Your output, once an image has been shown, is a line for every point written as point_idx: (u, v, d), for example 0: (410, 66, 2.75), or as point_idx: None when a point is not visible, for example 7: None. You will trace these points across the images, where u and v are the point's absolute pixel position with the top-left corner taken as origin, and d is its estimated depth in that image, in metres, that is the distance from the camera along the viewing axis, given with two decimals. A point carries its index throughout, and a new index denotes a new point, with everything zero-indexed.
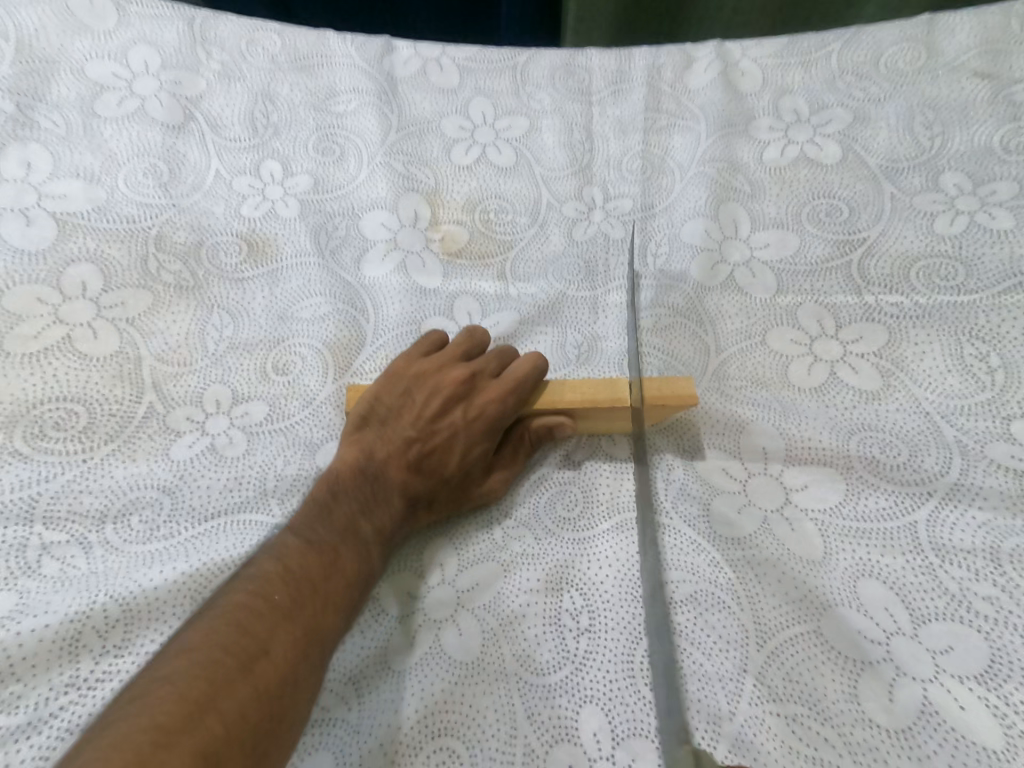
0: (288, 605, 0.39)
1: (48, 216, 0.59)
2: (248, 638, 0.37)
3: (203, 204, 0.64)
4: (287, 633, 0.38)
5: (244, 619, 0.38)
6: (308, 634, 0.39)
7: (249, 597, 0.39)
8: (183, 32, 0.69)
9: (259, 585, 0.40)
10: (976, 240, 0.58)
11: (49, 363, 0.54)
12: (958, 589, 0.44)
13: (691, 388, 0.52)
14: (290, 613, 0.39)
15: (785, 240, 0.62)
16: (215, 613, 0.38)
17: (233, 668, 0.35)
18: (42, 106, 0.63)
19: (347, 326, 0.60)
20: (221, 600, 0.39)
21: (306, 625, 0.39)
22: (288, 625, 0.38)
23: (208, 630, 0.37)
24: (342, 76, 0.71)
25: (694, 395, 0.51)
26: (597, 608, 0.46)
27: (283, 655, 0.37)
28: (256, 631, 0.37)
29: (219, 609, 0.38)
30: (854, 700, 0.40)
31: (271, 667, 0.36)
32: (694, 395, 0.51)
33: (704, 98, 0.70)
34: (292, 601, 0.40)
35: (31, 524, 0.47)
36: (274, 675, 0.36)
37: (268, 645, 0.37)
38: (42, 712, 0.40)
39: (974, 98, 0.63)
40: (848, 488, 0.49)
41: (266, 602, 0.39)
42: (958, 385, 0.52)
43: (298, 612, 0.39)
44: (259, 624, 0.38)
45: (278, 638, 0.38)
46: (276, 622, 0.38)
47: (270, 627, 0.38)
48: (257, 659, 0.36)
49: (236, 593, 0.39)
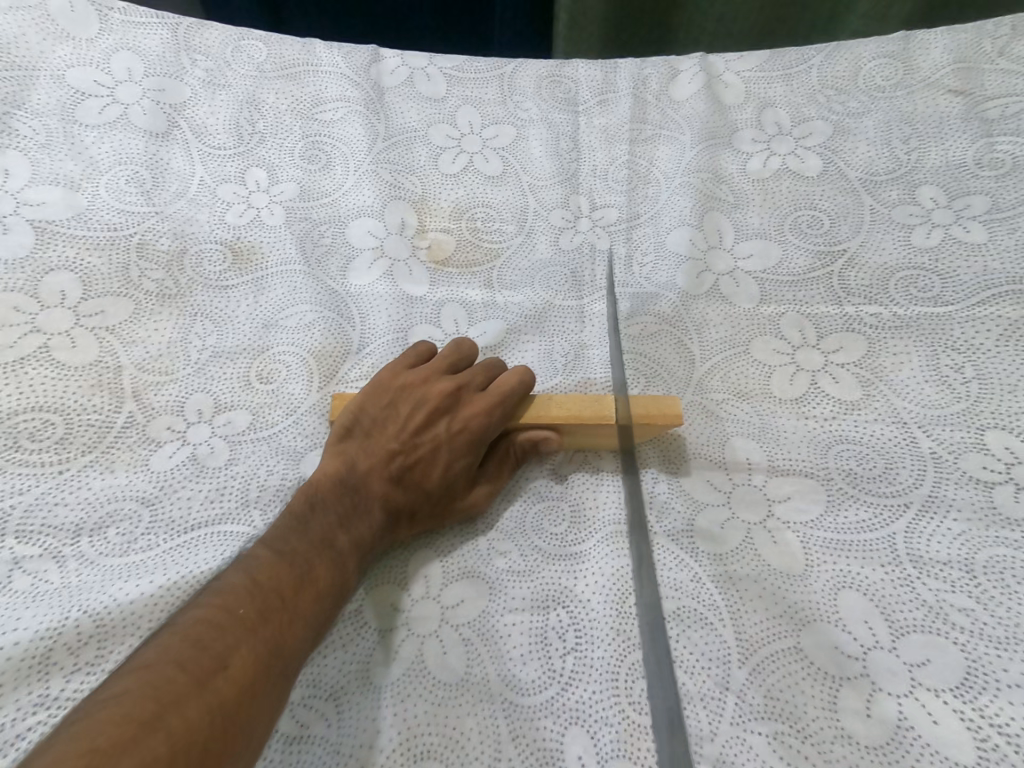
0: (252, 620, 0.39)
1: (26, 224, 0.59)
2: (205, 654, 0.36)
3: (187, 212, 0.63)
4: (248, 648, 0.37)
5: (204, 634, 0.37)
6: (270, 650, 0.38)
7: (211, 612, 0.38)
8: (168, 39, 0.69)
9: (223, 600, 0.39)
10: (951, 253, 0.59)
11: (25, 372, 0.53)
12: (935, 601, 0.44)
13: (677, 406, 0.52)
14: (253, 628, 0.38)
15: (768, 251, 0.63)
16: (174, 629, 0.37)
17: (187, 685, 0.34)
18: (22, 113, 0.63)
19: (332, 334, 0.60)
20: (182, 616, 0.39)
21: (269, 641, 0.38)
22: (250, 640, 0.38)
23: (165, 646, 0.36)
24: (329, 85, 0.71)
25: (677, 413, 0.51)
26: (583, 626, 0.46)
27: (242, 671, 0.36)
28: (217, 646, 0.37)
29: (180, 625, 0.38)
30: (834, 716, 0.41)
31: (228, 683, 0.35)
32: (678, 412, 0.52)
33: (689, 110, 0.71)
34: (256, 615, 0.39)
35: (4, 538, 0.46)
36: (231, 691, 0.35)
37: (226, 661, 0.36)
38: (10, 733, 0.39)
39: (950, 114, 0.65)
40: (830, 499, 0.50)
41: (229, 617, 0.38)
42: (936, 396, 0.53)
43: (262, 627, 0.39)
44: (218, 639, 0.37)
45: (238, 653, 0.37)
46: (238, 637, 0.38)
47: (231, 642, 0.37)
48: (213, 675, 0.35)
49: (199, 609, 0.39)
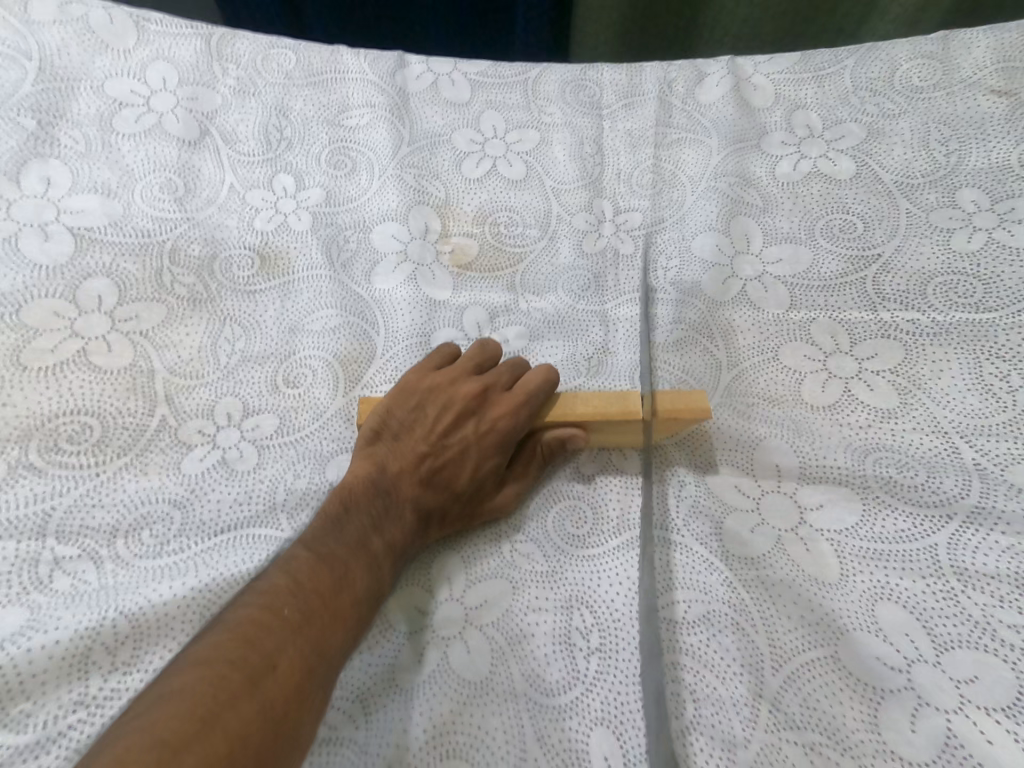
0: (297, 620, 0.39)
1: (65, 230, 0.60)
2: (255, 653, 0.36)
3: (217, 218, 0.64)
4: (296, 648, 0.38)
5: (253, 632, 0.37)
6: (316, 649, 0.39)
7: (258, 610, 0.39)
8: (200, 49, 0.70)
9: (270, 598, 0.40)
10: (994, 256, 0.57)
11: (64, 376, 0.55)
12: (981, 616, 0.42)
13: (705, 402, 0.51)
14: (299, 626, 0.39)
15: (798, 256, 0.61)
16: (224, 626, 0.38)
17: (240, 683, 0.35)
18: (61, 123, 0.64)
19: (357, 339, 0.60)
20: (230, 612, 0.39)
21: (314, 640, 0.39)
22: (297, 641, 0.38)
23: (217, 643, 0.37)
24: (355, 91, 0.72)
25: (705, 407, 0.51)
26: (608, 626, 0.46)
27: (291, 670, 0.37)
28: (265, 644, 0.37)
29: (229, 622, 0.38)
30: (874, 728, 0.39)
31: (279, 683, 0.36)
32: (706, 407, 0.51)
33: (716, 113, 0.70)
34: (301, 614, 0.39)
35: (44, 539, 0.47)
36: (282, 691, 0.35)
37: (275, 660, 0.36)
38: (52, 730, 0.40)
39: (991, 114, 0.63)
40: (865, 508, 0.48)
41: (275, 615, 0.39)
42: (978, 405, 0.51)
43: (307, 626, 0.39)
44: (267, 637, 0.37)
45: (287, 652, 0.37)
46: (285, 636, 0.38)
47: (279, 642, 0.37)
48: (264, 674, 0.36)
49: (246, 606, 0.39)
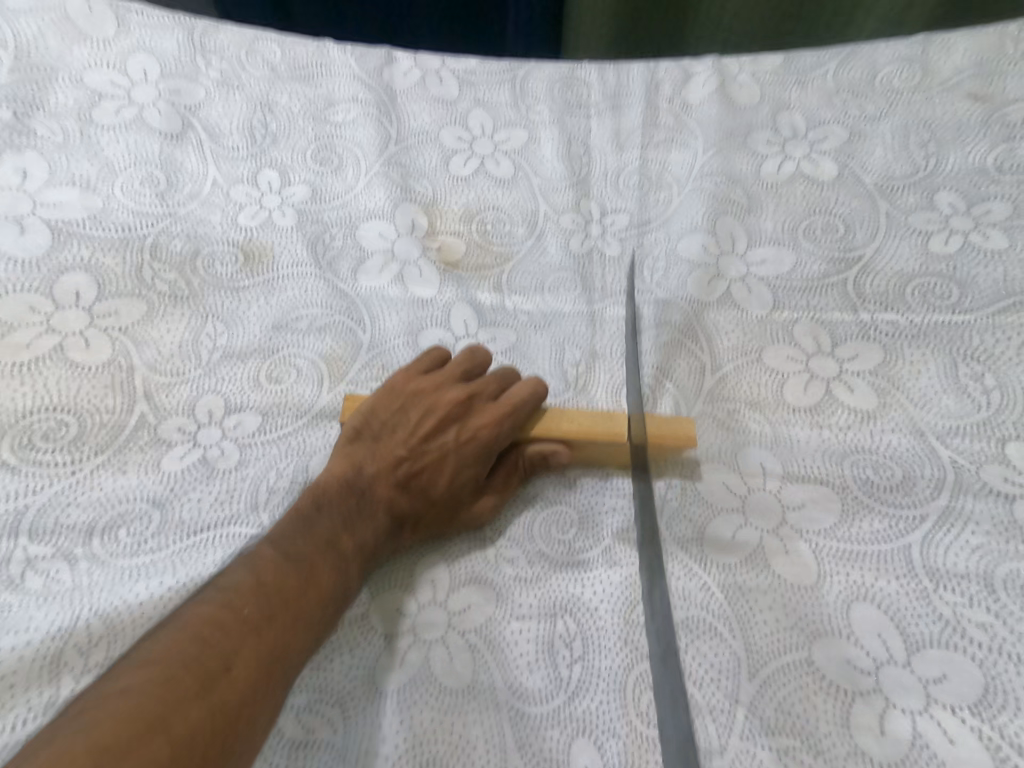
0: (257, 621, 0.39)
1: (42, 224, 0.59)
2: (210, 654, 0.36)
3: (200, 213, 0.64)
4: (252, 650, 0.37)
5: (209, 632, 0.37)
6: (273, 654, 0.38)
7: (216, 610, 0.38)
8: (183, 41, 0.69)
9: (229, 598, 0.39)
10: (970, 259, 0.58)
11: (40, 372, 0.54)
12: (952, 616, 0.43)
13: (691, 428, 0.53)
14: (257, 629, 0.38)
15: (781, 257, 0.62)
16: (178, 625, 0.37)
17: (191, 685, 0.34)
18: (38, 114, 0.63)
19: (341, 337, 0.60)
20: (186, 611, 0.38)
21: (273, 643, 0.38)
22: (255, 643, 0.38)
23: (170, 642, 0.36)
24: (341, 86, 0.71)
25: (691, 436, 0.52)
26: (591, 635, 0.46)
27: (245, 674, 0.36)
28: (221, 646, 0.36)
29: (184, 621, 0.37)
30: (847, 731, 0.40)
31: (231, 685, 0.35)
32: (691, 435, 0.52)
33: (702, 114, 0.70)
34: (260, 616, 0.39)
35: (18, 538, 0.47)
36: (233, 694, 0.35)
37: (230, 663, 0.36)
38: (22, 732, 0.39)
39: (970, 119, 0.64)
40: (845, 509, 0.49)
41: (234, 616, 0.38)
42: (954, 405, 0.52)
43: (265, 628, 0.39)
44: (223, 639, 0.37)
45: (243, 656, 0.37)
46: (242, 638, 0.37)
47: (235, 643, 0.37)
48: (217, 676, 0.35)
49: (205, 605, 0.39)
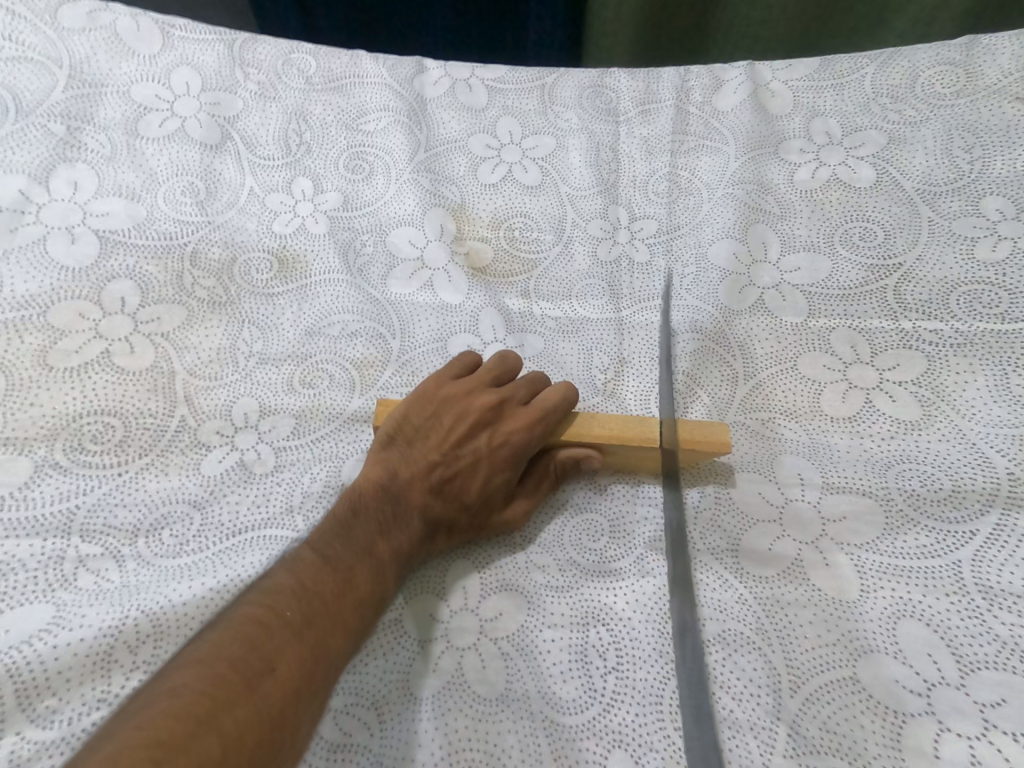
0: (298, 622, 0.39)
1: (91, 233, 0.61)
2: (255, 655, 0.37)
3: (237, 221, 0.65)
4: (294, 652, 0.38)
5: (253, 633, 0.38)
6: (314, 655, 0.39)
7: (259, 611, 0.39)
8: (222, 54, 0.71)
9: (272, 600, 0.40)
10: (1019, 267, 0.56)
11: (89, 376, 0.55)
12: (1008, 636, 0.42)
13: (726, 434, 0.51)
14: (299, 630, 0.39)
15: (817, 264, 0.61)
16: (225, 625, 0.38)
17: (237, 685, 0.35)
18: (88, 128, 0.66)
19: (373, 343, 0.60)
20: (232, 612, 0.39)
21: (314, 645, 0.39)
22: (296, 644, 0.38)
23: (217, 643, 0.37)
24: (372, 96, 0.72)
25: (726, 441, 0.51)
26: (625, 645, 0.45)
27: (288, 675, 0.37)
28: (265, 647, 0.37)
29: (230, 622, 0.38)
30: (896, 753, 0.39)
31: (275, 687, 0.36)
32: (726, 441, 0.51)
33: (733, 119, 0.70)
34: (302, 618, 0.40)
35: (68, 537, 0.48)
36: (277, 695, 0.36)
37: (274, 664, 0.37)
38: (75, 727, 0.40)
39: (1016, 123, 0.62)
40: (888, 522, 0.48)
41: (276, 618, 0.39)
42: (1004, 416, 0.51)
43: (307, 631, 0.39)
44: (267, 640, 0.38)
45: (286, 657, 0.37)
46: (285, 639, 0.38)
47: (278, 645, 0.38)
48: (261, 677, 0.36)
49: (249, 606, 0.40)
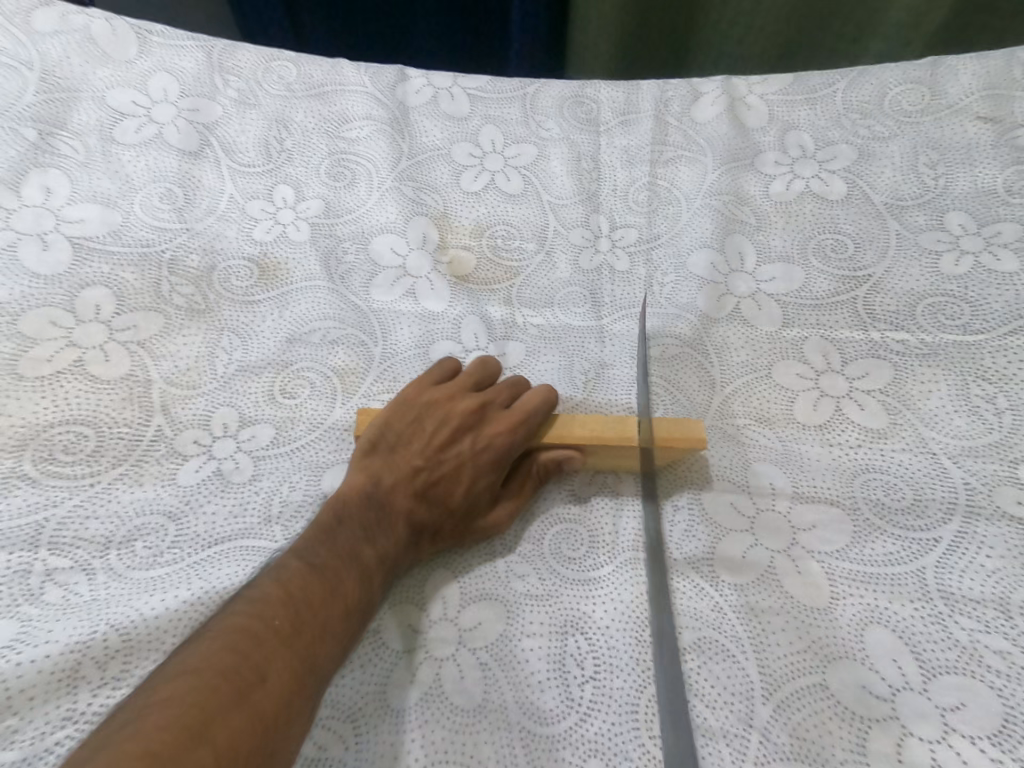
0: (288, 630, 0.39)
1: (64, 240, 0.60)
2: (247, 664, 0.36)
3: (216, 228, 0.65)
4: (285, 659, 0.38)
5: (243, 642, 0.37)
6: (305, 663, 0.38)
7: (248, 620, 0.39)
8: (202, 60, 0.71)
9: (260, 608, 0.40)
10: (981, 280, 0.58)
11: (60, 385, 0.55)
12: (968, 641, 0.43)
13: (701, 430, 0.52)
14: (289, 638, 0.39)
15: (791, 275, 0.62)
16: (214, 635, 0.38)
17: (230, 694, 0.35)
18: (62, 132, 0.65)
19: (354, 351, 0.60)
20: (221, 621, 0.39)
21: (305, 652, 0.39)
22: (287, 651, 0.38)
23: (206, 652, 0.37)
24: (355, 104, 0.72)
25: (702, 438, 0.52)
26: (602, 654, 0.46)
27: (280, 683, 0.37)
28: (256, 655, 0.37)
29: (219, 632, 0.38)
30: (862, 758, 0.40)
31: (268, 694, 0.36)
32: (701, 437, 0.52)
33: (711, 132, 0.71)
34: (292, 625, 0.39)
35: (36, 550, 0.47)
36: (270, 703, 0.35)
37: (266, 672, 0.36)
38: (40, 746, 0.40)
39: (978, 141, 0.64)
40: (856, 529, 0.49)
41: (265, 626, 0.39)
42: (966, 425, 0.52)
43: (296, 637, 0.39)
44: (257, 649, 0.37)
45: (277, 665, 0.37)
46: (275, 647, 0.38)
47: (269, 653, 0.37)
48: (253, 685, 0.36)
49: (237, 615, 0.39)
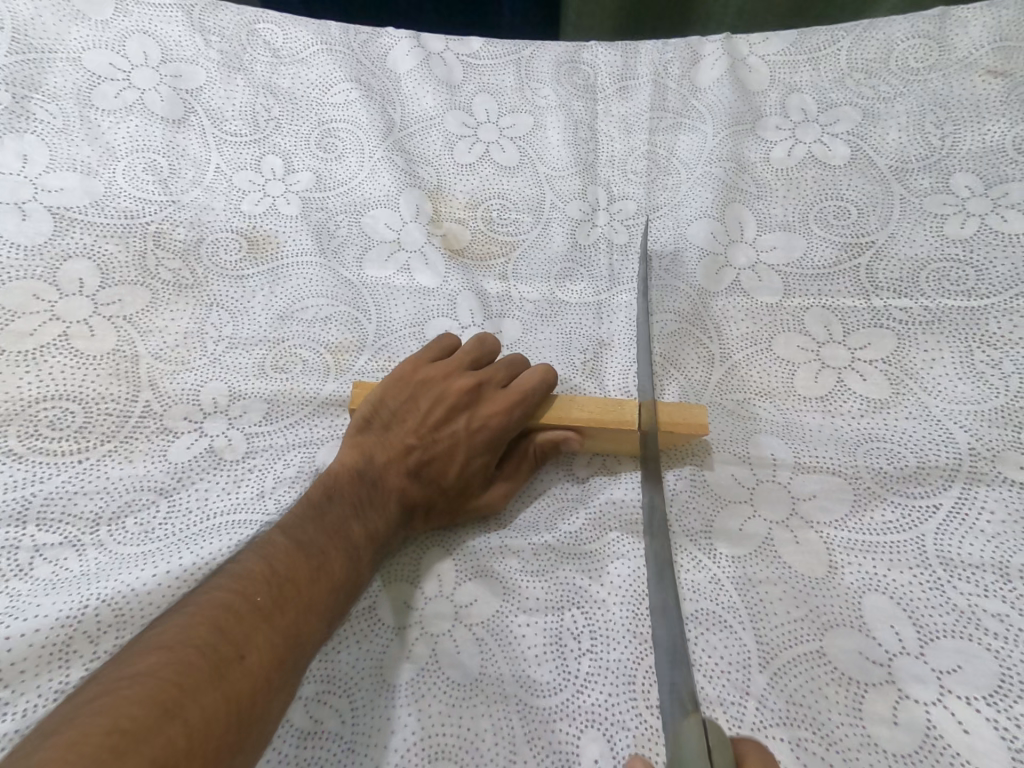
0: (268, 610, 0.39)
1: (44, 210, 0.59)
2: (224, 641, 0.36)
3: (202, 200, 0.63)
4: (264, 638, 0.37)
5: (222, 620, 0.37)
6: (286, 642, 0.38)
7: (230, 597, 0.38)
8: (183, 22, 0.68)
9: (242, 586, 0.39)
10: (987, 244, 0.57)
11: (45, 360, 0.53)
12: (966, 605, 0.43)
13: (703, 415, 0.51)
14: (269, 617, 0.38)
15: (792, 243, 0.61)
16: (191, 611, 0.37)
17: (205, 672, 0.34)
18: (37, 97, 0.62)
19: (347, 327, 0.59)
20: (200, 597, 0.38)
21: (285, 631, 0.38)
22: (267, 631, 0.38)
23: (183, 628, 0.36)
24: (342, 67, 0.70)
25: (704, 423, 0.51)
26: (599, 627, 0.46)
27: (257, 663, 0.36)
28: (235, 633, 0.37)
29: (197, 607, 0.37)
30: (859, 723, 0.40)
31: (245, 673, 0.35)
32: (703, 423, 0.51)
33: (711, 97, 0.69)
34: (273, 605, 0.39)
35: (24, 526, 0.47)
36: (247, 683, 0.35)
37: (244, 651, 0.36)
38: (32, 718, 0.39)
39: (986, 98, 0.62)
40: (856, 499, 0.48)
41: (246, 604, 0.38)
42: (969, 392, 0.52)
43: (278, 617, 0.39)
44: (237, 626, 0.37)
45: (256, 644, 0.37)
46: (256, 626, 0.37)
47: (248, 631, 0.37)
48: (230, 664, 0.35)
49: (218, 591, 0.39)
